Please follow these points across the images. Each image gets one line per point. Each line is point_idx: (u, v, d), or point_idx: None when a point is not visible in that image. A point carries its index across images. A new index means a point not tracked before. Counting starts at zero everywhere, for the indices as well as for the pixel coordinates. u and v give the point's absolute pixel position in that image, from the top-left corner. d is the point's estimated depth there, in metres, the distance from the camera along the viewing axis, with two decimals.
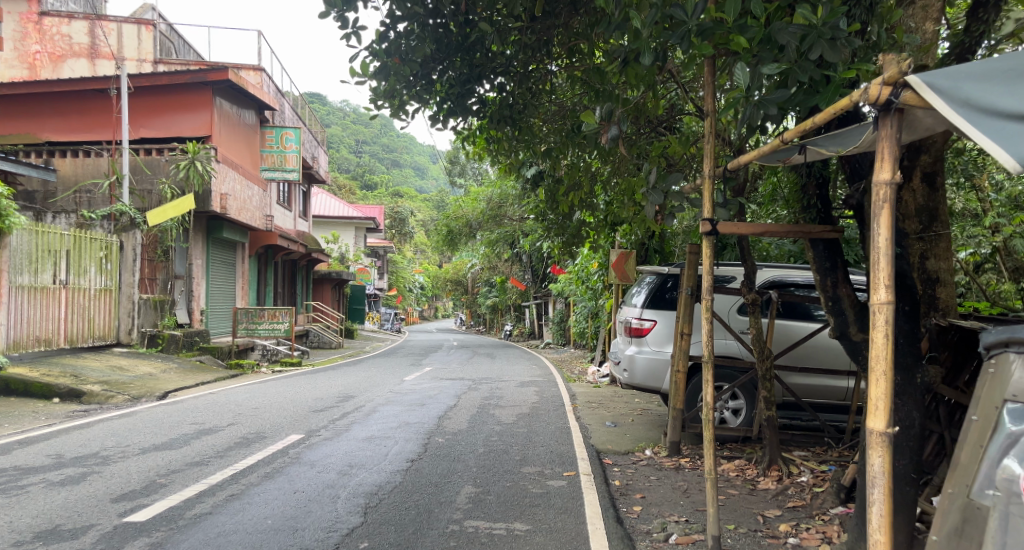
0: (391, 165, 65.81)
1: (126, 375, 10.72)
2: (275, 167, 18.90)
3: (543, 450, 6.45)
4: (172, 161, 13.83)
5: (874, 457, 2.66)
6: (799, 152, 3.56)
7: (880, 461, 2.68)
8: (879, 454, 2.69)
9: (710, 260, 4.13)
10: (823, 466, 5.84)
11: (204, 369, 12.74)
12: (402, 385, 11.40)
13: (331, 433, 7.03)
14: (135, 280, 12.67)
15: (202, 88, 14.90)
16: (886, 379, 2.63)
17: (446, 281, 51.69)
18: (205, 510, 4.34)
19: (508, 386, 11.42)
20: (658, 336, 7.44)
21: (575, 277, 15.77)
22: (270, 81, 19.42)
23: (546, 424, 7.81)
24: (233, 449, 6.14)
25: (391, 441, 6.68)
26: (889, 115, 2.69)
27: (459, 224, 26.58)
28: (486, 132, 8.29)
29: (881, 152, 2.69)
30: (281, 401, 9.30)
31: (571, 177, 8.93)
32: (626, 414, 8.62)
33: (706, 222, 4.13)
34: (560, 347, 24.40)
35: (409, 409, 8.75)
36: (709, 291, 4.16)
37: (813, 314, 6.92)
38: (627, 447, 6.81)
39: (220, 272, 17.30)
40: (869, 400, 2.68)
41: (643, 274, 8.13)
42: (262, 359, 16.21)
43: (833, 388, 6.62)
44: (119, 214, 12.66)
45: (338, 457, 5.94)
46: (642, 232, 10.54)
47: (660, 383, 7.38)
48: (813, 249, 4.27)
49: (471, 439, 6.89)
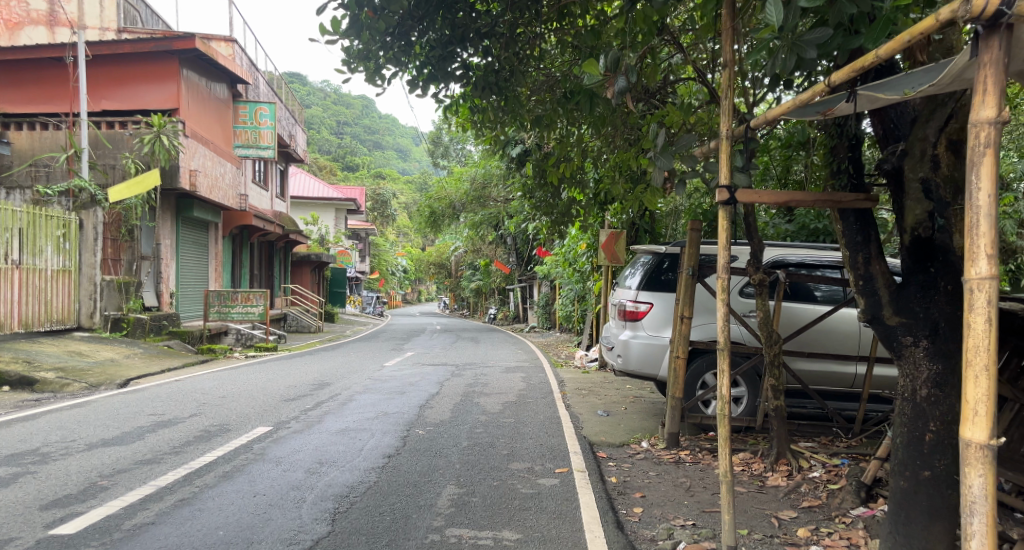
0: (373, 147, 64.87)
1: (84, 361, 10.12)
2: (250, 144, 18.14)
3: (531, 444, 5.95)
4: (137, 135, 13.14)
5: (971, 478, 2.28)
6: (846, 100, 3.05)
7: (980, 481, 2.28)
8: (978, 471, 2.28)
9: (728, 234, 3.61)
10: (834, 459, 5.35)
11: (173, 355, 12.13)
12: (381, 371, 10.88)
13: (302, 425, 6.48)
14: (96, 260, 12.06)
15: (168, 57, 14.14)
16: (989, 377, 2.22)
17: (429, 264, 51.07)
18: (147, 519, 3.79)
19: (493, 372, 10.93)
20: (654, 319, 6.94)
21: (562, 259, 15.32)
22: (242, 54, 18.67)
23: (533, 414, 7.31)
24: (191, 444, 5.58)
25: (367, 434, 6.15)
26: (996, 35, 2.26)
27: (442, 205, 26.03)
28: (470, 101, 7.73)
29: (983, 83, 2.27)
30: (251, 389, 8.75)
31: (561, 150, 8.41)
32: (618, 402, 8.14)
33: (723, 189, 3.62)
34: (546, 331, 23.98)
35: (388, 398, 8.23)
36: (727, 270, 3.65)
37: (813, 295, 6.42)
38: (622, 439, 6.34)
39: (191, 252, 16.60)
40: (967, 403, 2.27)
41: (638, 253, 7.63)
42: (236, 344, 15.63)
43: (840, 375, 6.16)
44: (77, 190, 12.18)
45: (307, 453, 5.40)
46: (633, 210, 10.07)
47: (657, 370, 6.90)
48: (843, 221, 3.79)
49: (453, 432, 6.38)
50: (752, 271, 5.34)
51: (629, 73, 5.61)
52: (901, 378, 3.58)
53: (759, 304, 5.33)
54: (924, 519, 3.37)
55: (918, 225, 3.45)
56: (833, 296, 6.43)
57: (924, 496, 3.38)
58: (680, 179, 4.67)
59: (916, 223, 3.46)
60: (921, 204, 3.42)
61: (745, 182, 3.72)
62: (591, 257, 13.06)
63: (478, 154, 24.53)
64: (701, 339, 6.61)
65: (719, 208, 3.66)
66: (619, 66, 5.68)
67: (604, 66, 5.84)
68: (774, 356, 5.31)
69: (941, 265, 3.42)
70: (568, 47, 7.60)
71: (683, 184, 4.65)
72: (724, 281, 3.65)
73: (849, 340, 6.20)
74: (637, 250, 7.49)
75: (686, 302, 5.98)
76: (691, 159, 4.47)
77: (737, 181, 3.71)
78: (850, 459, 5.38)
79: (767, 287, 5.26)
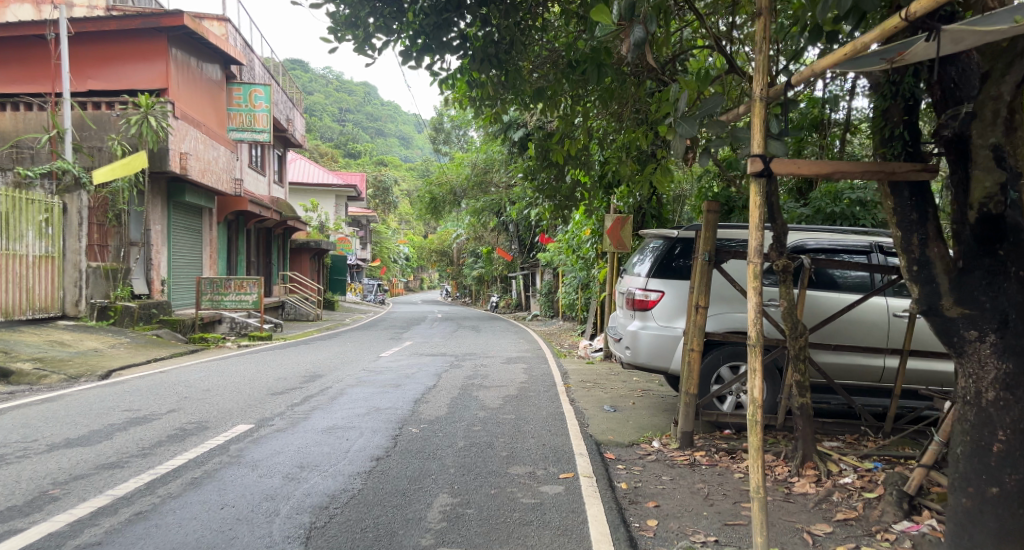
0: (375, 133, 64.18)
1: (65, 351, 9.67)
2: (244, 127, 17.64)
3: (532, 444, 5.47)
4: (123, 117, 12.67)
5: None
6: (927, 39, 2.69)
7: None
8: None
9: (763, 211, 3.13)
10: (865, 463, 4.85)
11: (161, 345, 11.69)
12: (377, 362, 10.41)
13: (286, 422, 6.02)
14: (81, 246, 11.70)
15: (156, 34, 13.67)
16: None
17: (431, 251, 50.56)
18: (93, 539, 3.33)
19: (494, 363, 10.48)
20: (666, 309, 6.45)
21: (565, 246, 14.82)
22: (236, 34, 18.16)
23: (535, 410, 6.84)
24: (162, 445, 5.11)
25: (356, 433, 5.68)
26: None
27: (443, 191, 25.53)
28: (468, 74, 7.22)
29: None
30: (238, 381, 8.30)
31: (565, 126, 7.89)
32: (626, 396, 7.67)
33: (757, 159, 3.16)
34: (548, 319, 23.54)
35: (381, 391, 7.77)
36: (761, 254, 3.18)
37: (835, 282, 5.92)
38: (632, 438, 5.86)
39: (184, 238, 16.14)
40: None
41: (647, 237, 7.11)
42: (230, 332, 15.24)
43: (867, 367, 5.67)
44: (61, 172, 11.58)
45: (287, 455, 4.92)
46: (642, 193, 9.56)
47: (668, 364, 6.43)
48: (895, 199, 3.38)
49: (449, 430, 5.91)
50: (773, 256, 4.83)
51: (647, 21, 5.05)
52: (961, 379, 3.13)
53: (783, 292, 4.82)
54: (992, 543, 2.93)
55: (987, 199, 2.98)
56: (854, 282, 5.93)
57: (991, 515, 2.95)
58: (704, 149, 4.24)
59: (983, 197, 2.98)
60: (992, 174, 2.96)
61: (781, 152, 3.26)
62: (597, 243, 12.57)
63: (480, 138, 23.99)
64: (716, 330, 6.13)
65: (750, 180, 3.21)
66: (635, 15, 5.13)
67: (619, 16, 5.29)
68: (799, 350, 4.80)
69: (1011, 247, 2.95)
70: (572, 17, 7.09)
71: (707, 155, 4.21)
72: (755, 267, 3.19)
73: (875, 330, 5.70)
74: (647, 234, 6.98)
75: (701, 291, 5.52)
76: (718, 125, 4.01)
77: (773, 149, 3.24)
78: (883, 463, 4.88)
79: (791, 274, 4.75)
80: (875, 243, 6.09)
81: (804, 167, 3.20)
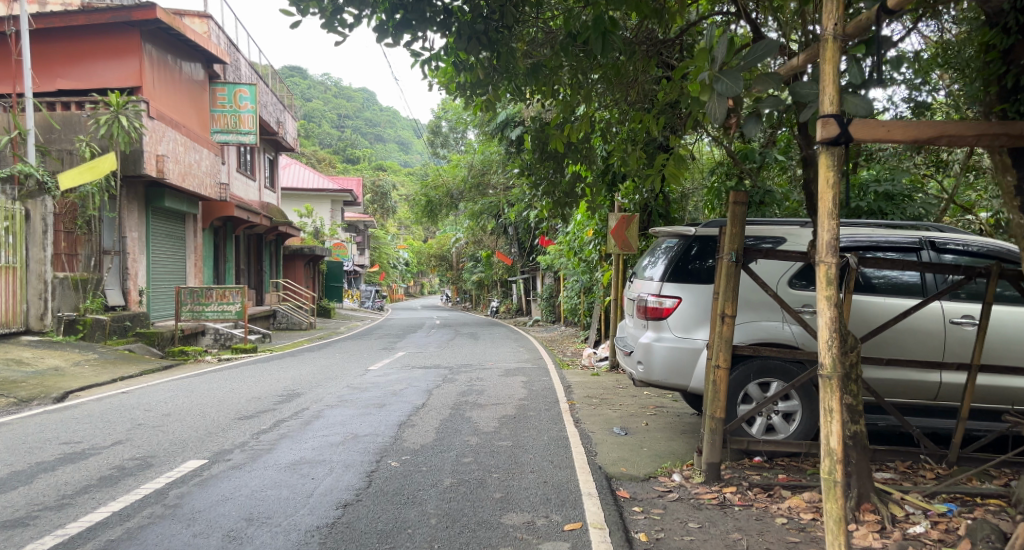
0: (375, 139, 63.18)
1: (20, 372, 8.87)
2: (229, 129, 16.86)
3: (531, 482, 4.64)
4: (93, 117, 11.88)
5: None
6: None
7: None
8: None
9: (836, 187, 2.99)
10: (937, 505, 3.96)
11: (133, 360, 10.87)
12: (364, 377, 9.59)
13: (246, 455, 5.18)
14: (46, 255, 11.00)
15: (128, 29, 12.93)
16: None
17: (430, 256, 49.76)
18: None
19: (490, 376, 9.65)
20: (683, 317, 5.62)
21: (566, 248, 13.99)
22: (219, 33, 17.40)
23: (535, 435, 5.99)
24: (87, 492, 4.29)
25: (323, 469, 4.83)
26: None
27: (438, 194, 24.76)
28: (454, 54, 6.38)
29: None
30: (204, 403, 7.48)
31: (564, 114, 7.07)
32: (637, 415, 6.83)
33: (828, 117, 3.01)
34: (550, 324, 22.73)
35: (363, 412, 6.95)
36: (833, 251, 3.01)
37: (872, 283, 5.08)
38: (648, 470, 5.02)
39: (165, 246, 15.33)
40: None
41: (658, 237, 6.29)
42: (214, 345, 14.43)
43: (920, 384, 4.83)
44: (23, 176, 10.92)
45: (236, 503, 4.09)
46: (649, 188, 8.75)
47: (688, 381, 5.59)
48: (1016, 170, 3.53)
49: (434, 464, 5.07)
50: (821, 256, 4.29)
51: None
52: None
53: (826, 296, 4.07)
54: None
55: None
56: (899, 284, 5.08)
57: None
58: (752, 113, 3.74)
59: None
60: None
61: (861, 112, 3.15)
62: (600, 244, 11.71)
63: (476, 139, 23.21)
64: (746, 342, 5.30)
65: (822, 149, 3.08)
66: None
67: None
68: (849, 365, 4.02)
69: None
70: None
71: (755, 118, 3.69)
72: (826, 265, 3.02)
73: (929, 343, 4.86)
74: (660, 232, 6.18)
75: (728, 296, 4.70)
76: (770, 79, 3.40)
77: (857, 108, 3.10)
78: (956, 503, 4.02)
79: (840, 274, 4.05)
80: (926, 239, 5.22)
81: (900, 132, 3.11)
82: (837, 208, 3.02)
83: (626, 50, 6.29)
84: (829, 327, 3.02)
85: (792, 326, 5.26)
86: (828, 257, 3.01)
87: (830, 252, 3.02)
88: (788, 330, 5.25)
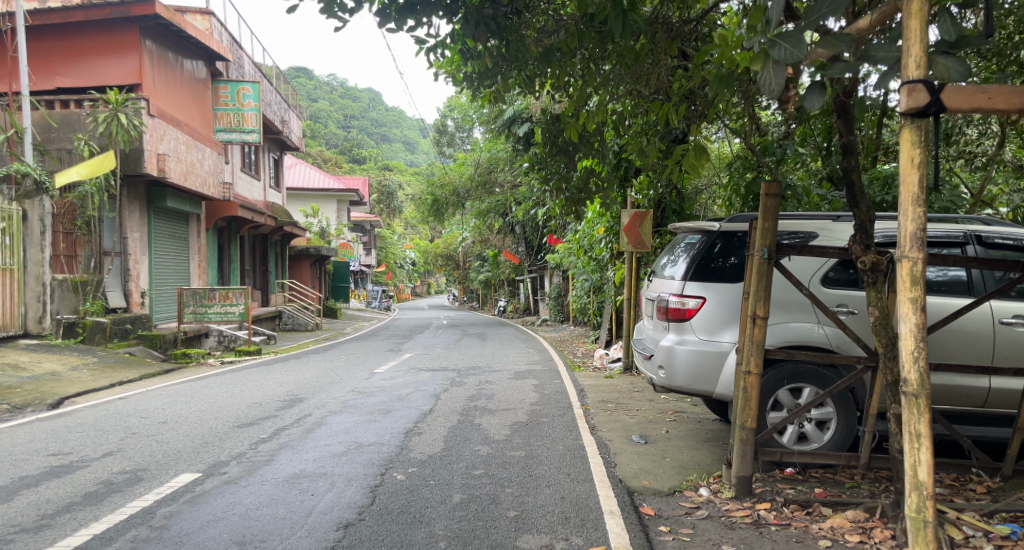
0: (381, 138, 62.58)
1: (16, 377, 8.59)
2: (232, 128, 16.56)
3: (548, 499, 4.30)
4: (92, 115, 11.58)
5: None
6: None
7: None
8: None
9: (922, 166, 2.80)
10: (999, 526, 3.60)
11: (133, 364, 10.59)
12: (369, 380, 9.26)
13: (243, 467, 4.86)
14: (44, 257, 10.74)
15: (129, 25, 12.66)
16: None
17: (437, 255, 49.48)
18: None
19: (500, 379, 9.32)
20: (708, 319, 5.27)
21: (576, 246, 13.65)
22: (222, 30, 17.10)
23: (549, 444, 5.65)
24: (68, 513, 3.96)
25: (325, 484, 4.50)
26: None
27: (445, 192, 24.42)
28: (461, 41, 6.04)
29: None
30: (203, 409, 7.16)
31: (577, 106, 6.72)
32: (656, 421, 6.48)
33: (909, 90, 2.81)
34: (559, 324, 22.40)
35: (368, 419, 6.62)
36: (920, 244, 2.83)
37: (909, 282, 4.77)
38: (673, 484, 4.68)
39: (167, 247, 15.04)
40: None
41: (678, 234, 5.95)
42: (218, 347, 14.18)
43: (968, 391, 4.51)
44: (20, 176, 10.64)
45: (228, 525, 3.76)
46: (666, 183, 8.39)
47: (713, 387, 5.24)
48: None
49: (443, 477, 4.74)
50: (860, 251, 3.97)
51: None
52: None
53: (874, 295, 3.88)
54: None
55: None
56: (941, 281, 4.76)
57: None
58: (817, 85, 3.34)
59: None
60: None
61: (961, 74, 2.89)
62: (611, 242, 11.34)
63: (483, 136, 22.86)
64: (777, 344, 4.95)
65: (906, 124, 2.88)
66: None
67: None
68: (896, 372, 3.83)
69: None
70: None
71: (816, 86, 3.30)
72: (911, 261, 2.83)
73: (978, 345, 4.50)
74: (680, 229, 5.83)
75: (761, 295, 4.38)
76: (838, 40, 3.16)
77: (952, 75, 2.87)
78: (1019, 524, 3.67)
79: (882, 273, 3.88)
80: (971, 233, 4.88)
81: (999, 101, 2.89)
82: (923, 195, 2.84)
83: (645, 34, 5.91)
84: (914, 333, 2.84)
85: (827, 328, 4.92)
86: (914, 251, 2.83)
87: (915, 245, 2.84)
88: (822, 332, 4.92)
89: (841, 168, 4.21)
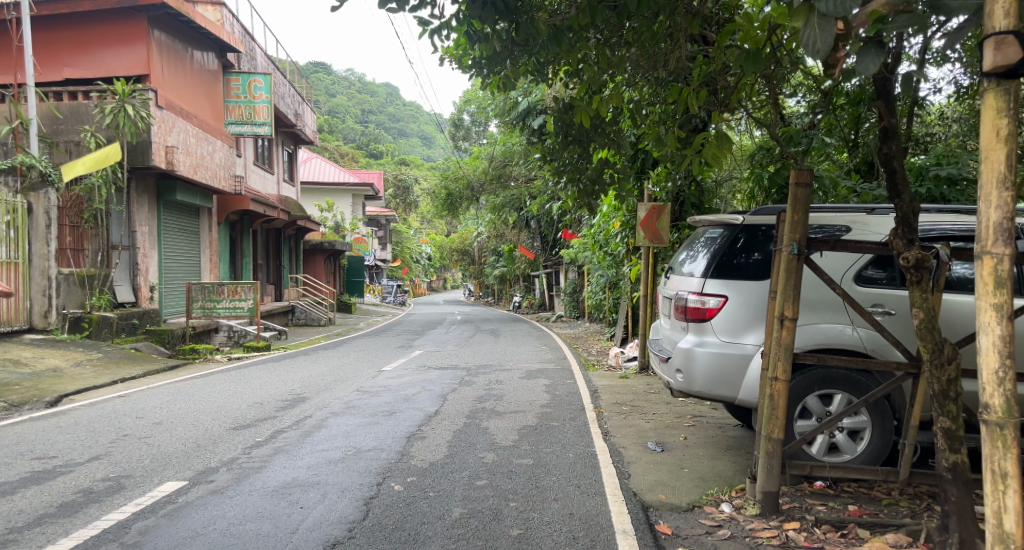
0: (398, 133, 62.37)
1: (15, 373, 8.38)
2: (243, 120, 16.33)
3: (555, 515, 3.97)
4: (99, 107, 11.34)
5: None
6: None
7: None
8: None
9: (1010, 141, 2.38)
10: None
11: (138, 360, 10.39)
12: (376, 379, 8.97)
13: (231, 475, 4.55)
14: (49, 251, 10.56)
15: (136, 15, 12.44)
16: None
17: (452, 250, 49.27)
18: None
19: (511, 378, 8.99)
20: (729, 319, 4.90)
21: (591, 241, 13.27)
22: (233, 21, 16.86)
23: (559, 452, 5.30)
24: (38, 526, 3.68)
25: (316, 496, 4.20)
26: None
27: (459, 186, 24.07)
28: (467, 22, 5.67)
29: None
30: (201, 409, 6.90)
31: (590, 93, 6.31)
32: (674, 427, 6.12)
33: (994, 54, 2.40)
34: (574, 320, 22.06)
35: (370, 422, 6.31)
36: (1005, 236, 2.40)
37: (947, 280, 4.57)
38: (692, 498, 4.34)
39: (177, 241, 14.84)
40: None
41: (698, 229, 5.58)
42: (227, 342, 14.00)
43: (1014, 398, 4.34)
44: (25, 168, 10.41)
45: (207, 542, 3.46)
46: (686, 174, 7.98)
47: (736, 393, 4.86)
48: None
49: (444, 488, 4.43)
50: (901, 247, 3.61)
51: None
52: None
53: (918, 294, 3.53)
54: None
55: None
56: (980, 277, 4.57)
57: None
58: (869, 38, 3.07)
59: None
60: None
61: None
62: (627, 237, 10.96)
63: (498, 129, 22.52)
64: (805, 348, 4.58)
65: (986, 94, 2.47)
66: None
67: None
68: (945, 381, 3.45)
69: None
70: None
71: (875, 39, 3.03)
72: (995, 258, 2.41)
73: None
74: (699, 222, 5.45)
75: (788, 294, 4.02)
76: None
77: None
78: None
79: (927, 271, 3.52)
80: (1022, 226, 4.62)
81: None
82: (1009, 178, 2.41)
83: (664, 12, 5.50)
84: (998, 346, 2.39)
85: (860, 330, 4.55)
86: (999, 246, 2.40)
87: (1000, 238, 2.41)
88: (854, 334, 4.55)
89: (881, 154, 3.82)
